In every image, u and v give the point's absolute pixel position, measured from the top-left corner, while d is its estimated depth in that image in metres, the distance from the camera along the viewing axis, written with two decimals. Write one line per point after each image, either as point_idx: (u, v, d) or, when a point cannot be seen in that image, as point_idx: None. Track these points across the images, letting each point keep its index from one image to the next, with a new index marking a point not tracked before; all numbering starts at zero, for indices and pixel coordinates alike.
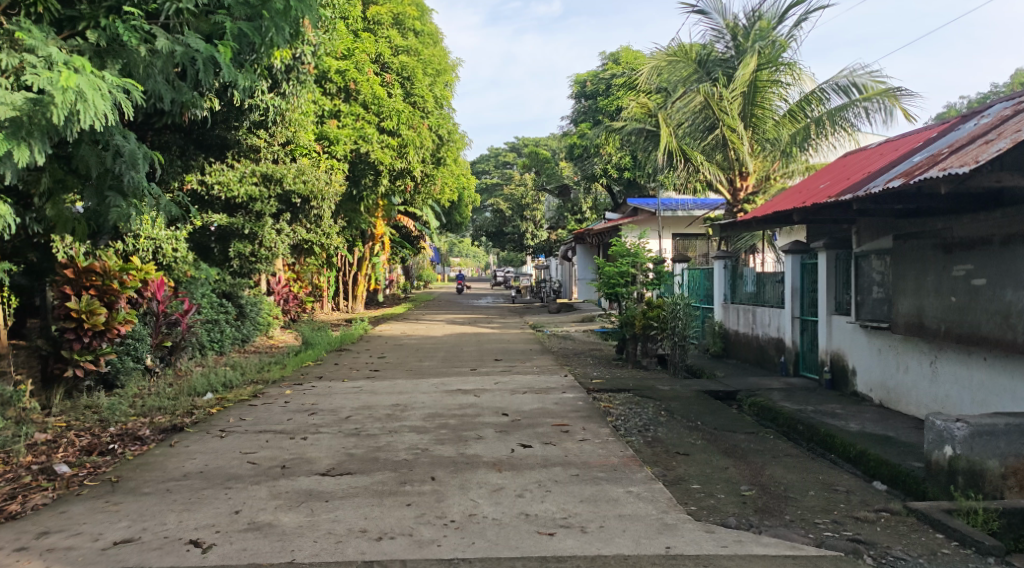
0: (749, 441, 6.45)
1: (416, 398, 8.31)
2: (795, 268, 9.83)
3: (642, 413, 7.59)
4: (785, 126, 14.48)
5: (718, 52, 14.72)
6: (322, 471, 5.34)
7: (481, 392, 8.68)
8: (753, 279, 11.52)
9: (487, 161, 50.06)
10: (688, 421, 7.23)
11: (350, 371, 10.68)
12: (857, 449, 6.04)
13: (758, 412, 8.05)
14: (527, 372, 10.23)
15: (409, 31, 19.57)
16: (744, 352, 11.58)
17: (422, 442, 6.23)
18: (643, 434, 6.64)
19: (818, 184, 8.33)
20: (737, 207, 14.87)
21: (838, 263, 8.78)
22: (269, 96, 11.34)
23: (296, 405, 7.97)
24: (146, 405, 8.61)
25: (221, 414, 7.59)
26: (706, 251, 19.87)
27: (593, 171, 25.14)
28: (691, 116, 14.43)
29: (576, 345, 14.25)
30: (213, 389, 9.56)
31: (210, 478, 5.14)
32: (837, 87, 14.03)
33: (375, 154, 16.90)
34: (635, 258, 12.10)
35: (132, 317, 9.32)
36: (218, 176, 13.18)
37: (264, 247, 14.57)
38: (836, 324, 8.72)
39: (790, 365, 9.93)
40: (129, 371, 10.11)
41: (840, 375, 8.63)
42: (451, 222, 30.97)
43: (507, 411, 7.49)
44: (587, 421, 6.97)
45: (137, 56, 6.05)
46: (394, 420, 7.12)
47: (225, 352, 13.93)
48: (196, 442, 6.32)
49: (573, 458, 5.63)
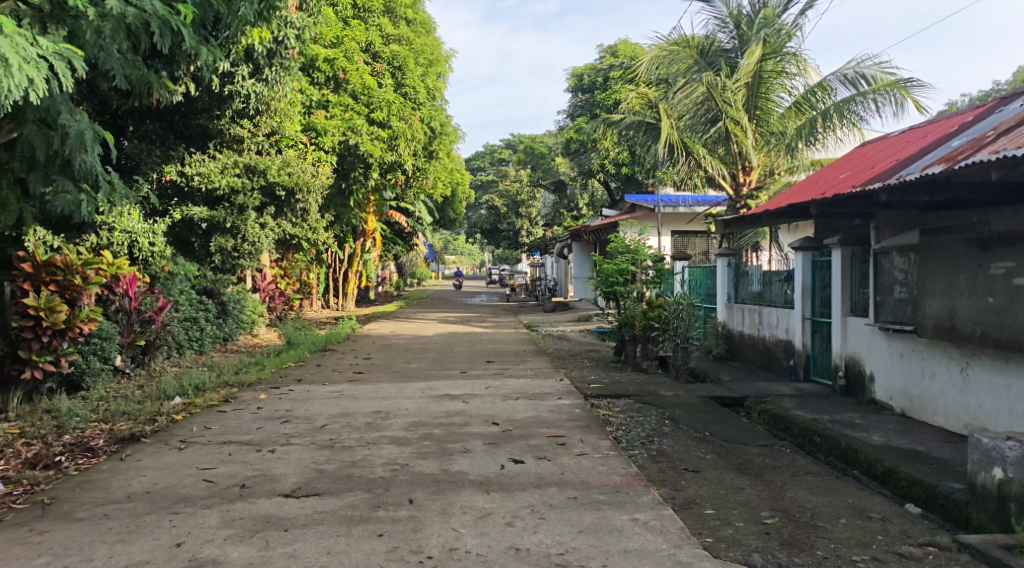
0: (763, 455, 5.84)
1: (400, 404, 7.68)
2: (806, 267, 9.25)
3: (644, 422, 6.98)
4: (791, 118, 13.84)
5: (720, 42, 14.22)
6: (286, 491, 4.71)
7: (470, 397, 8.05)
8: (759, 278, 10.94)
9: (483, 158, 49.43)
10: (695, 432, 6.62)
11: (333, 373, 10.04)
12: (885, 466, 5.45)
13: (770, 421, 7.45)
14: (520, 376, 9.61)
15: (401, 19, 18.90)
16: (750, 355, 10.97)
17: (403, 455, 5.60)
18: (647, 447, 6.03)
19: (836, 173, 7.76)
20: (739, 202, 14.41)
21: (854, 261, 8.20)
22: (250, 83, 10.70)
23: (269, 412, 7.32)
24: (110, 411, 7.98)
25: (185, 422, 6.95)
26: (705, 249, 19.37)
27: (590, 167, 24.55)
28: (692, 108, 13.92)
29: (572, 345, 13.63)
30: (184, 393, 8.92)
31: (157, 501, 4.52)
32: (844, 78, 13.40)
33: (365, 146, 16.21)
34: (635, 255, 11.50)
35: (96, 315, 8.66)
36: (200, 166, 12.45)
37: (247, 242, 13.83)
38: (851, 326, 8.13)
39: (801, 370, 9.34)
40: (96, 373, 9.44)
41: (856, 381, 8.04)
42: (445, 219, 30.26)
43: (498, 419, 6.86)
44: (585, 432, 6.35)
45: (83, 27, 5.46)
46: (374, 430, 6.48)
47: (205, 351, 13.15)
48: (151, 455, 5.67)
49: (571, 477, 5.02)
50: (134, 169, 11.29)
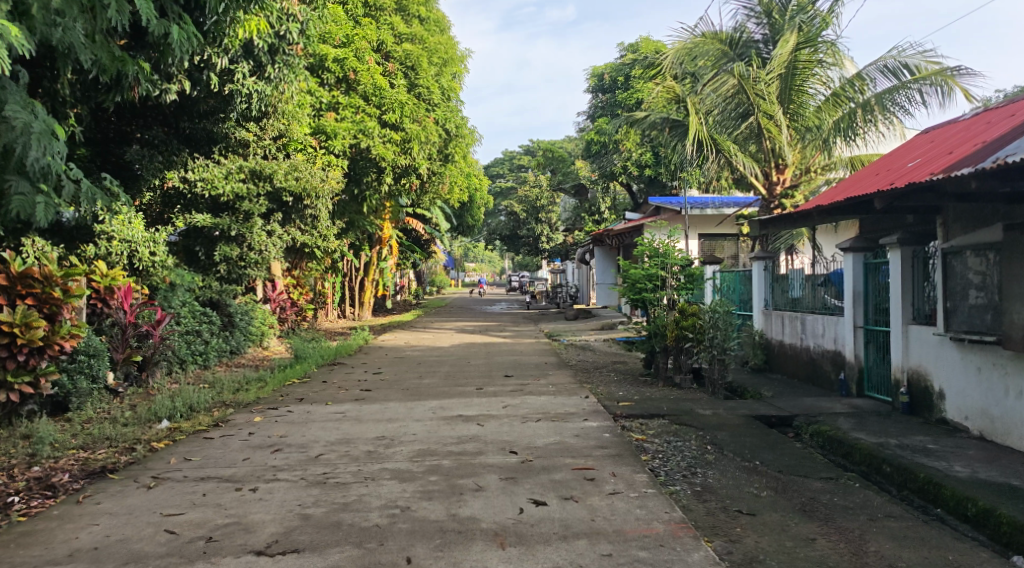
0: (829, 492, 4.95)
1: (407, 428, 6.87)
2: (857, 269, 8.35)
3: (684, 449, 6.12)
4: (827, 112, 12.92)
5: (749, 32, 13.25)
6: (259, 547, 3.93)
7: (485, 420, 7.20)
8: (800, 283, 10.04)
9: (502, 165, 48.79)
10: (743, 461, 5.73)
11: (337, 391, 9.20)
12: (981, 506, 4.59)
13: (825, 445, 6.57)
14: (541, 393, 8.74)
15: (414, 18, 18.15)
16: (792, 367, 10.04)
17: (405, 495, 4.79)
18: (689, 482, 5.15)
19: (902, 160, 6.84)
20: (772, 202, 13.41)
21: (915, 263, 7.33)
22: (251, 81, 9.89)
23: (260, 439, 6.51)
24: (91, 437, 7.23)
25: (164, 451, 6.18)
26: (734, 253, 18.52)
27: (611, 169, 23.62)
28: (722, 103, 13.08)
29: (597, 357, 12.71)
30: (175, 415, 8.15)
31: (101, 562, 3.76)
32: (884, 69, 12.40)
33: (376, 149, 15.50)
34: (664, 259, 10.68)
35: (78, 331, 7.95)
36: (202, 171, 11.75)
37: (253, 250, 13.04)
38: (914, 335, 7.25)
39: (853, 385, 8.40)
40: (84, 393, 8.70)
41: (921, 399, 7.16)
42: (463, 224, 29.47)
43: (516, 447, 6.01)
44: (616, 463, 5.51)
45: (31, 1, 5.04)
46: (374, 461, 5.67)
47: (210, 366, 12.35)
48: (113, 496, 4.89)
49: (602, 525, 4.20)
50: (136, 177, 10.73)
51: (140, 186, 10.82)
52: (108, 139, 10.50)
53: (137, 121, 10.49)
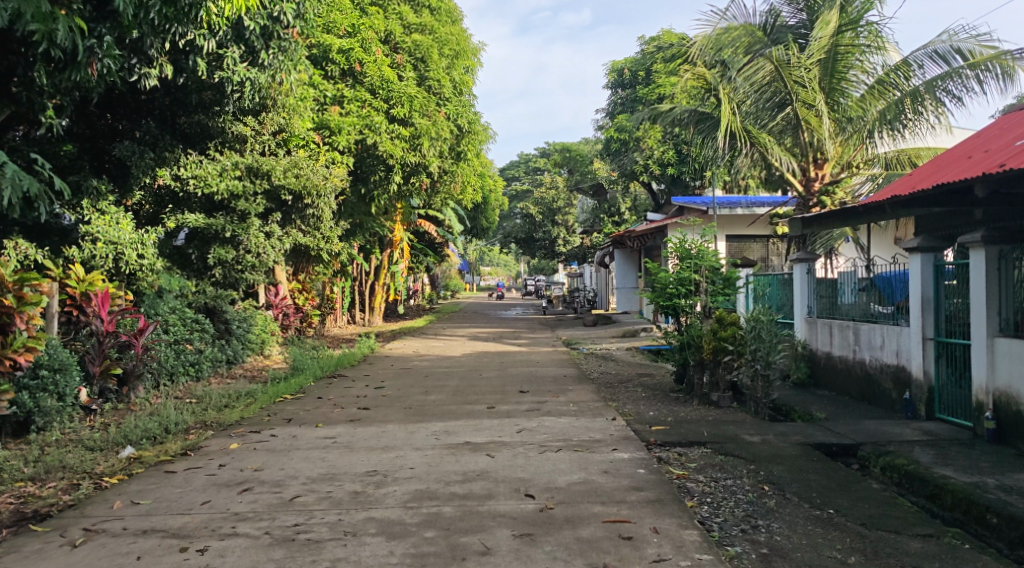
0: (933, 560, 3.87)
1: (403, 460, 5.81)
2: (925, 272, 7.21)
3: (737, 491, 5.04)
4: (870, 101, 11.64)
5: (783, 19, 12.07)
6: None
7: (496, 449, 6.15)
8: (852, 289, 8.83)
9: (518, 167, 47.89)
10: (812, 509, 4.64)
11: (332, 410, 8.15)
12: None
13: (902, 482, 5.46)
14: (561, 414, 7.65)
15: (422, 7, 17.09)
16: (844, 383, 8.90)
17: (392, 562, 3.75)
18: (752, 541, 4.09)
19: (1004, 140, 5.74)
20: (811, 199, 12.21)
21: (1003, 265, 6.21)
22: (242, 68, 8.79)
23: (229, 475, 5.48)
24: (43, 465, 6.20)
25: (113, 491, 5.16)
26: (765, 255, 17.27)
27: (632, 167, 22.52)
28: (754, 93, 11.93)
29: (620, 369, 11.63)
30: (146, 439, 7.12)
31: None
32: (934, 54, 11.10)
33: (383, 146, 14.37)
34: (699, 261, 9.59)
35: (37, 343, 6.96)
36: (195, 168, 10.61)
37: (250, 254, 12.00)
38: (1002, 350, 6.13)
39: (922, 406, 7.26)
40: (50, 412, 7.64)
41: (1011, 426, 6.05)
42: (478, 228, 28.40)
43: (533, 488, 4.95)
44: (657, 512, 4.45)
45: None
46: (359, 507, 4.63)
47: (202, 377, 11.24)
48: (25, 559, 3.89)
49: None
50: (128, 176, 9.49)
51: (131, 187, 9.58)
52: (98, 134, 9.37)
53: (130, 117, 9.49)
